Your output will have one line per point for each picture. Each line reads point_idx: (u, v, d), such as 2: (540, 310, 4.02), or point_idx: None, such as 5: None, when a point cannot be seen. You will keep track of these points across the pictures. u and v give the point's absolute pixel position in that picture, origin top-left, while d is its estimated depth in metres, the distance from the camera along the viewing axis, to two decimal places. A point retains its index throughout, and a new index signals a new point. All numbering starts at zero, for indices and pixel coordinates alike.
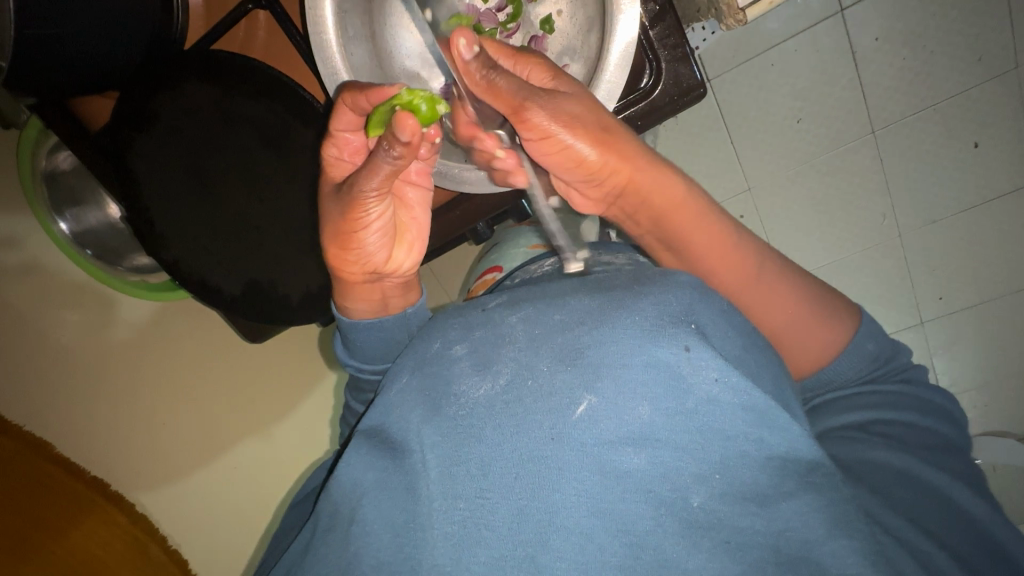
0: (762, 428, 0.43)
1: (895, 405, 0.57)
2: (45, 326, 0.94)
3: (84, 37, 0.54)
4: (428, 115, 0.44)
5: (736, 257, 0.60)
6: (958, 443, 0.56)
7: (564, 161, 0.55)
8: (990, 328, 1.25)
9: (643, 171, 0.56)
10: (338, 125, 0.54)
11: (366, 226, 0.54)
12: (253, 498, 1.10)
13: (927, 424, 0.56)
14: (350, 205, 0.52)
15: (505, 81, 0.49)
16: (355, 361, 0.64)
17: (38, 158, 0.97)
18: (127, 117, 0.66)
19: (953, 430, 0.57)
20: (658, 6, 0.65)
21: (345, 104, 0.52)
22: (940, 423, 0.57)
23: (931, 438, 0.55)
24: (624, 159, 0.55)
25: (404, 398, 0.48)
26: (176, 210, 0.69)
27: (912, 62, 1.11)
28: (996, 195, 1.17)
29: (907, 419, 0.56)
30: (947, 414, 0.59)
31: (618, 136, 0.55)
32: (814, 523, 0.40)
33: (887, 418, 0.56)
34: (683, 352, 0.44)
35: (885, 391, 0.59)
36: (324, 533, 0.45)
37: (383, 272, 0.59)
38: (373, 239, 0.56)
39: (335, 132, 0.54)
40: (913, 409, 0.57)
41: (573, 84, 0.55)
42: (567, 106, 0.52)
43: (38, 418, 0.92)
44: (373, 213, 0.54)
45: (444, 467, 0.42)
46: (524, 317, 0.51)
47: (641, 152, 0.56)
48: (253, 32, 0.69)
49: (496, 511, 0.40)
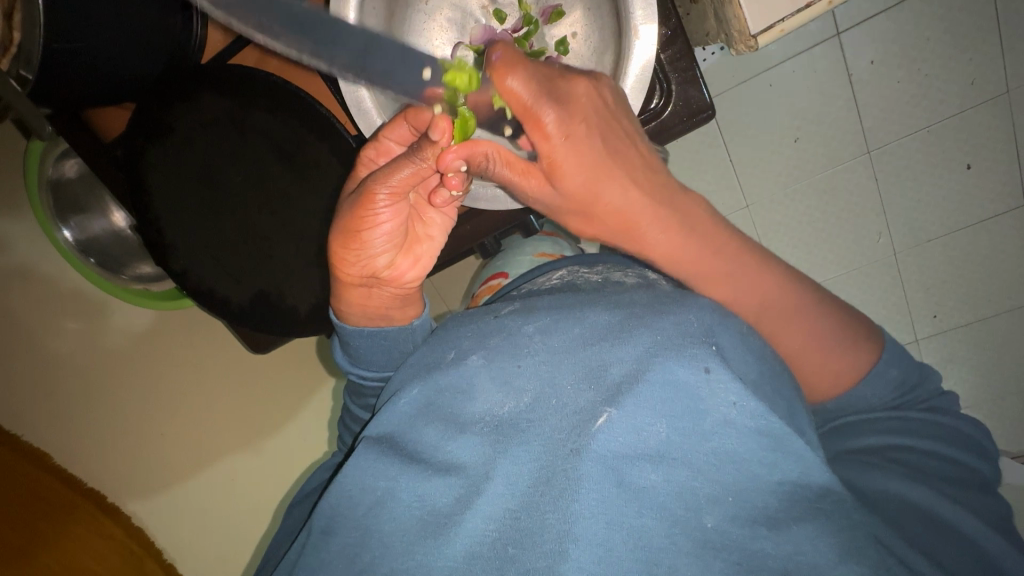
0: (775, 453, 0.44)
1: (915, 432, 0.59)
2: (47, 337, 0.96)
3: (105, 51, 0.54)
4: (455, 165, 0.52)
5: (743, 283, 0.60)
6: (979, 472, 0.56)
7: (571, 222, 0.59)
8: (983, 346, 1.27)
9: (654, 226, 0.57)
10: (389, 135, 0.55)
11: (373, 227, 0.55)
12: (251, 508, 1.07)
13: (947, 452, 0.57)
14: (363, 201, 0.54)
15: (504, 175, 0.54)
16: (358, 368, 0.66)
17: (46, 162, 0.93)
18: (142, 127, 0.65)
19: (976, 459, 0.57)
20: (668, 30, 0.66)
21: (404, 119, 0.54)
22: (964, 453, 0.57)
23: (950, 469, 0.55)
24: (630, 224, 0.57)
25: (428, 405, 0.51)
26: (188, 221, 0.69)
27: (906, 85, 1.14)
28: (989, 215, 1.19)
29: (927, 448, 0.57)
30: (974, 445, 0.59)
31: (632, 206, 0.56)
32: (824, 549, 0.40)
33: (905, 444, 0.58)
34: (703, 373, 0.45)
35: (907, 417, 0.60)
36: (320, 535, 0.47)
37: (378, 278, 0.59)
38: (380, 241, 0.56)
39: (382, 140, 0.56)
40: (933, 436, 0.58)
41: (584, 156, 0.52)
42: (561, 189, 0.55)
43: (36, 429, 0.95)
44: (383, 212, 0.55)
45: (468, 480, 0.45)
46: (542, 329, 0.52)
47: (655, 212, 0.57)
48: (271, 44, 0.69)
49: (515, 518, 0.42)
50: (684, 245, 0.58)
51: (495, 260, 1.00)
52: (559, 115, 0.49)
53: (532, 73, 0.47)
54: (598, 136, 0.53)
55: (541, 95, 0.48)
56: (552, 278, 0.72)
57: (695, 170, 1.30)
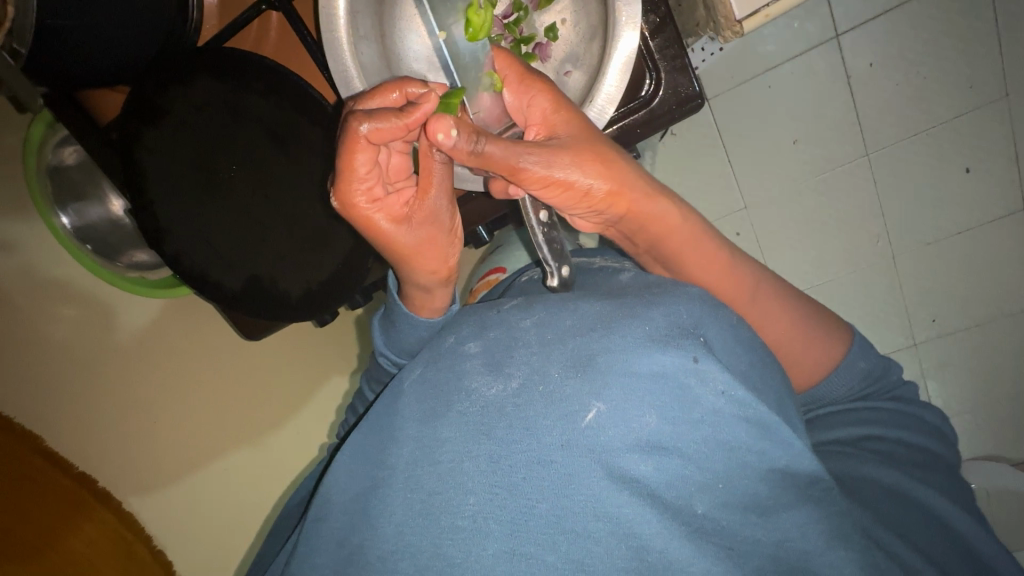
0: (762, 440, 0.46)
1: (883, 421, 0.61)
2: (40, 322, 0.94)
3: (103, 29, 0.55)
4: (446, 136, 0.48)
5: (715, 270, 0.63)
6: (939, 455, 0.59)
7: (568, 199, 0.56)
8: (981, 351, 1.27)
9: (639, 197, 0.58)
10: (359, 157, 0.51)
11: (444, 227, 0.59)
12: (252, 506, 1.07)
13: (913, 440, 0.60)
14: (431, 214, 0.57)
15: (491, 151, 0.51)
16: (390, 353, 0.66)
17: (45, 150, 0.95)
18: (137, 108, 0.66)
19: (936, 444, 0.60)
20: (657, 17, 0.67)
21: (365, 134, 0.50)
22: (926, 439, 0.60)
23: (916, 454, 0.58)
24: (620, 188, 0.57)
25: (418, 390, 0.49)
26: (182, 206, 0.69)
27: (903, 88, 1.14)
28: (988, 219, 1.19)
29: (897, 436, 0.60)
30: (933, 431, 0.63)
31: (617, 164, 0.57)
32: (812, 537, 0.43)
33: (878, 433, 0.60)
34: (691, 362, 0.46)
35: (876, 407, 0.63)
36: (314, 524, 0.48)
37: (433, 276, 0.60)
38: (449, 235, 0.60)
39: (354, 167, 0.52)
40: (901, 424, 0.61)
41: (569, 119, 0.57)
42: (561, 151, 0.54)
43: (29, 411, 0.91)
44: (448, 211, 0.58)
45: (446, 470, 0.43)
46: (539, 321, 0.51)
47: (639, 180, 0.58)
48: (265, 32, 0.71)
49: (502, 509, 0.41)
50: (669, 226, 0.60)
51: (492, 256, 1.01)
52: (545, 86, 0.58)
53: (518, 60, 0.58)
54: (572, 104, 0.58)
55: (529, 73, 0.58)
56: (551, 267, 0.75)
57: (694, 170, 1.30)
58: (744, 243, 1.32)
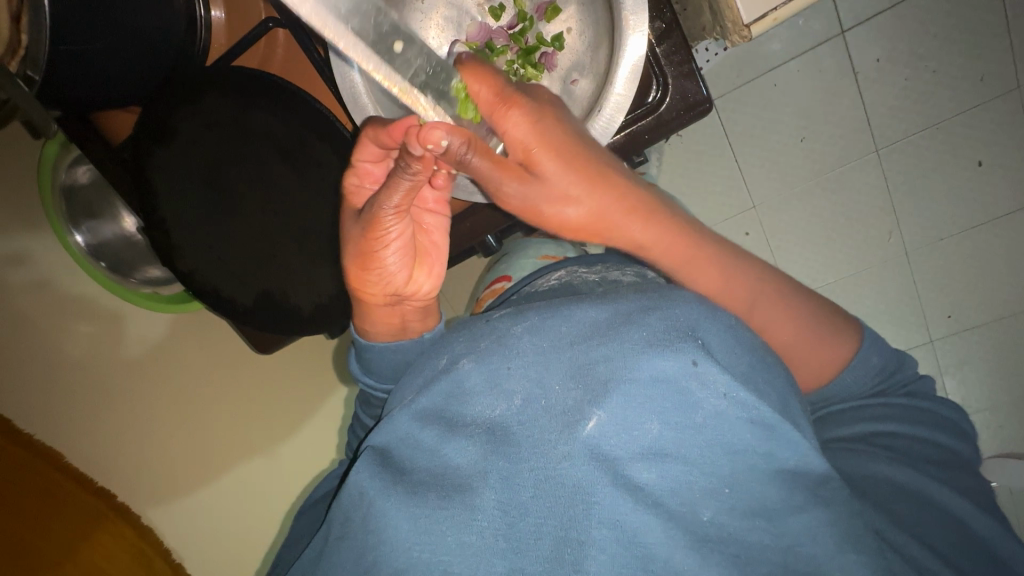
0: (769, 442, 0.44)
1: (897, 417, 0.60)
2: (58, 339, 0.90)
3: (109, 50, 0.55)
4: (438, 145, 0.47)
5: (726, 275, 0.62)
6: (956, 452, 0.58)
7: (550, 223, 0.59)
8: (999, 346, 1.25)
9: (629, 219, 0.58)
10: (363, 157, 0.56)
11: (385, 246, 0.57)
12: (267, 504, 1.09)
13: (930, 436, 0.59)
14: (369, 225, 0.55)
15: (477, 164, 0.51)
16: (369, 378, 0.67)
17: (58, 169, 0.93)
18: (148, 129, 0.67)
19: (952, 439, 0.59)
20: (664, 23, 0.67)
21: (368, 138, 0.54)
22: (942, 435, 0.59)
23: (933, 452, 0.57)
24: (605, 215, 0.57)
25: (422, 416, 0.50)
26: (194, 225, 0.70)
27: (914, 83, 1.12)
28: (1002, 213, 1.17)
29: (910, 432, 0.59)
30: (953, 427, 0.61)
31: (602, 192, 0.57)
32: (823, 541, 0.42)
33: (889, 429, 0.59)
34: (691, 365, 0.44)
35: (889, 403, 0.62)
36: (336, 541, 0.47)
37: (403, 294, 0.62)
38: (393, 260, 0.58)
39: (359, 163, 0.56)
40: (916, 420, 0.60)
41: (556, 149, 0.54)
42: (537, 185, 0.55)
43: (42, 424, 0.88)
44: (391, 231, 0.56)
45: (458, 484, 0.44)
46: (530, 327, 0.51)
47: (625, 201, 0.58)
48: (272, 49, 0.72)
49: (511, 524, 0.42)
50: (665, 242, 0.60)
51: (499, 264, 1.01)
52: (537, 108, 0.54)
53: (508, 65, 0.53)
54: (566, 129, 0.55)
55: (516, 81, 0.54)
56: (550, 279, 0.70)
57: (702, 171, 1.30)
58: (752, 242, 1.32)
